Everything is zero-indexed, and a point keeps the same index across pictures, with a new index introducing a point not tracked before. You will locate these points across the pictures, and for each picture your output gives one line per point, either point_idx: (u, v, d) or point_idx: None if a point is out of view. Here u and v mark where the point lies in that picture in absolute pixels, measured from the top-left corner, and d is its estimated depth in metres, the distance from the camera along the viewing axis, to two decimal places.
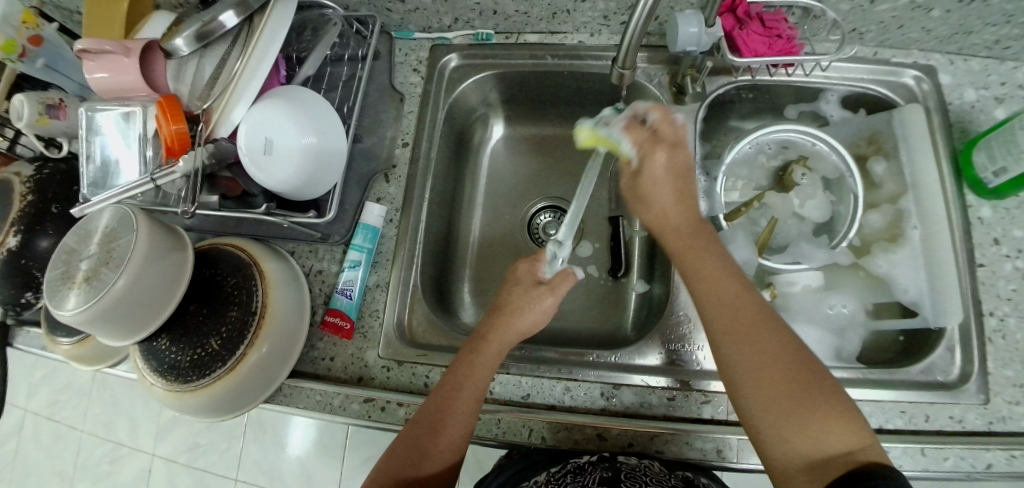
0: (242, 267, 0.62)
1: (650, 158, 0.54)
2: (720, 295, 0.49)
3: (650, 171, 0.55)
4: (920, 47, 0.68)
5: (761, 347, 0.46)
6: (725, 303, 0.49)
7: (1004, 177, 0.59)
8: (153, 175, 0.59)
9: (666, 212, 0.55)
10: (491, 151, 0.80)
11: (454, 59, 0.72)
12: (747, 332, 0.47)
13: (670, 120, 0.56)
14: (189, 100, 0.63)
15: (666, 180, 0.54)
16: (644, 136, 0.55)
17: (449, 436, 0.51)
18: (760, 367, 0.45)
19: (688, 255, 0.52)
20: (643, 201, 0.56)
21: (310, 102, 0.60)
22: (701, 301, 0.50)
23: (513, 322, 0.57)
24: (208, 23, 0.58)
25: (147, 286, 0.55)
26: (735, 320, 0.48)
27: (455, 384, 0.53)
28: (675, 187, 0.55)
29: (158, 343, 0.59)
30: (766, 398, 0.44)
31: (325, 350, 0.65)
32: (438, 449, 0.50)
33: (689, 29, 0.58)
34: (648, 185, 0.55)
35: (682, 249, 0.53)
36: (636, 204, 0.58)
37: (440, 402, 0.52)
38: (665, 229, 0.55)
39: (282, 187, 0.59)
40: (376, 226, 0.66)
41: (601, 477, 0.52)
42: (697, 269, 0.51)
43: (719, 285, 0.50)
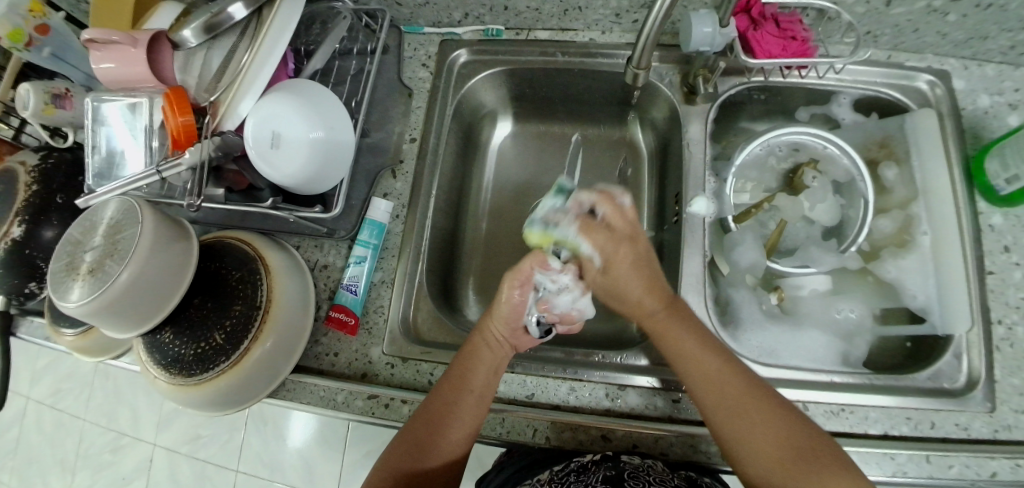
0: (247, 261, 0.62)
1: (617, 254, 0.52)
2: (702, 366, 0.51)
3: (618, 264, 0.52)
4: (935, 51, 0.68)
5: (748, 418, 0.48)
6: (710, 379, 0.50)
7: (1017, 185, 0.59)
8: (159, 167, 0.58)
9: (640, 301, 0.53)
10: (499, 148, 0.79)
11: (463, 55, 0.71)
12: (734, 406, 0.49)
13: (620, 209, 0.53)
14: (197, 92, 0.63)
15: (632, 272, 0.52)
16: (604, 238, 0.51)
17: (450, 431, 0.51)
18: (750, 436, 0.47)
19: (667, 336, 0.53)
20: (619, 298, 0.54)
21: (318, 96, 0.59)
22: (683, 375, 0.52)
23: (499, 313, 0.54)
24: (218, 14, 0.58)
25: (151, 279, 0.55)
26: (721, 395, 0.49)
27: (455, 378, 0.53)
28: (642, 278, 0.52)
29: (162, 336, 0.59)
30: (756, 429, 0.47)
31: (330, 345, 0.65)
32: (441, 446, 0.51)
33: (702, 29, 0.57)
34: (620, 278, 0.53)
35: (658, 328, 0.53)
36: (608, 298, 0.55)
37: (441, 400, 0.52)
38: (642, 314, 0.54)
39: (290, 181, 0.58)
40: (382, 222, 0.65)
41: (605, 475, 0.49)
42: (679, 351, 0.52)
43: (699, 359, 0.51)
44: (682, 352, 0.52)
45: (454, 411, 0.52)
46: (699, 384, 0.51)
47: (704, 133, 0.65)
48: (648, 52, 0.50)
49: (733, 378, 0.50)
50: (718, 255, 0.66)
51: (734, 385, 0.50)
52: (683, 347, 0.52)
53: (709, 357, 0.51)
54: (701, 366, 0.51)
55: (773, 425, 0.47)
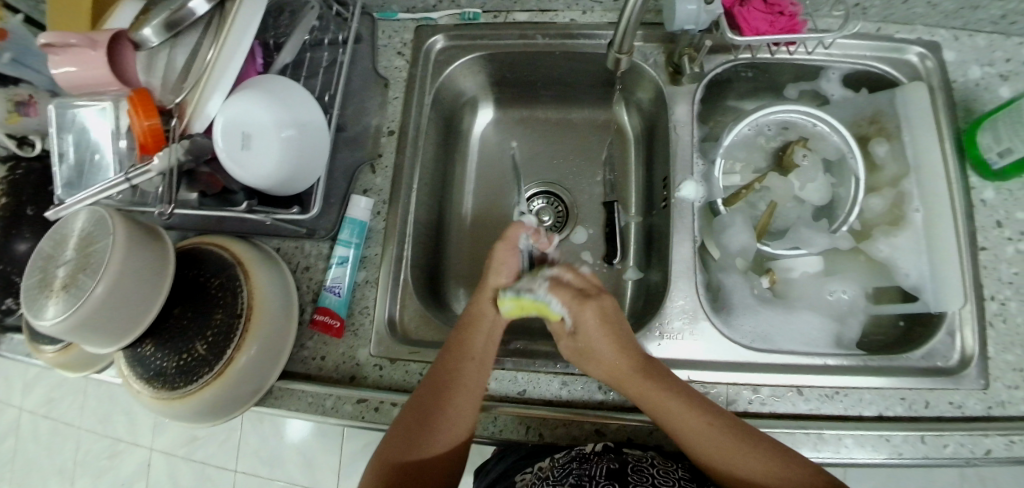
0: (226, 267, 0.60)
1: (583, 314, 0.54)
2: (687, 424, 0.50)
3: (586, 318, 0.54)
4: (925, 22, 0.66)
5: (735, 455, 0.48)
6: (700, 432, 0.49)
7: (1010, 158, 0.58)
8: (128, 174, 0.56)
9: (613, 361, 0.53)
10: (481, 136, 0.77)
11: (440, 41, 0.68)
12: (722, 448, 0.49)
13: (581, 276, 0.59)
14: (162, 93, 0.60)
15: (599, 333, 0.54)
16: (569, 296, 0.55)
17: (454, 402, 0.51)
18: (738, 468, 0.48)
19: (645, 394, 0.51)
20: (586, 360, 0.54)
21: (288, 91, 0.57)
22: (667, 426, 0.51)
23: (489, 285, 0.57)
24: (178, 10, 0.56)
25: (129, 291, 0.53)
26: (712, 439, 0.49)
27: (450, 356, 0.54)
28: (613, 340, 0.53)
29: (143, 349, 0.57)
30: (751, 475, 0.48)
31: (315, 348, 0.63)
32: (441, 425, 0.51)
33: (687, 6, 0.55)
34: (591, 332, 0.54)
35: (632, 384, 0.52)
36: (582, 364, 0.55)
37: (443, 370, 0.53)
38: (619, 377, 0.53)
39: (263, 183, 0.56)
40: (363, 220, 0.63)
41: (608, 468, 0.48)
42: (669, 416, 0.50)
43: (688, 420, 0.50)
44: (673, 416, 0.50)
45: (450, 391, 0.52)
46: (688, 436, 0.50)
47: (691, 114, 0.63)
48: (631, 36, 0.47)
49: (723, 432, 0.49)
50: (708, 239, 0.65)
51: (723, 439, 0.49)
52: (673, 412, 0.50)
53: (698, 420, 0.50)
54: (689, 424, 0.50)
55: (764, 470, 0.47)
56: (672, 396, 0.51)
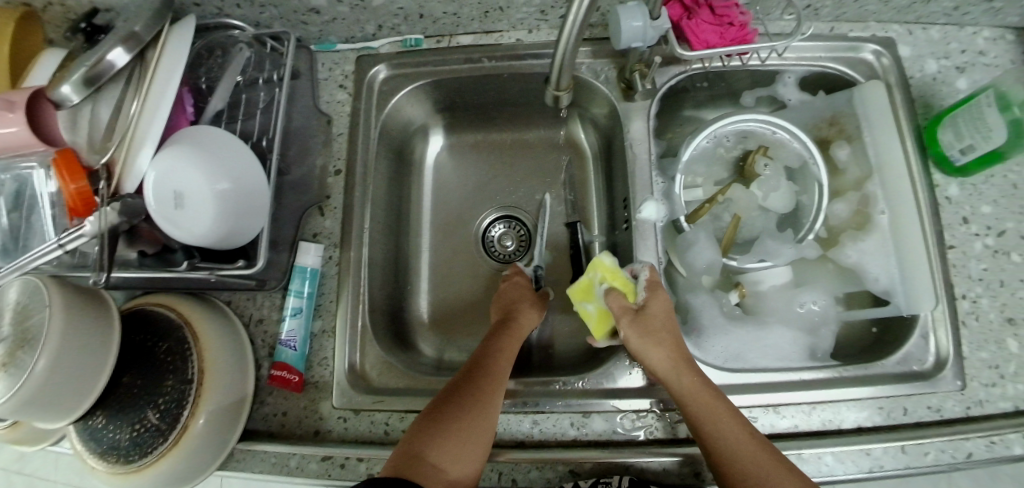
0: (173, 329, 0.56)
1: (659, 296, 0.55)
2: (719, 421, 0.48)
3: (658, 300, 0.55)
4: (878, 18, 0.64)
5: (759, 464, 0.46)
6: (731, 432, 0.48)
7: (973, 154, 0.57)
8: (60, 239, 0.52)
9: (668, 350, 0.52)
10: (435, 164, 0.74)
11: (383, 70, 0.65)
12: (750, 453, 0.47)
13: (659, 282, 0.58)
14: (89, 151, 0.55)
15: (663, 322, 0.54)
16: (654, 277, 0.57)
17: (487, 413, 0.50)
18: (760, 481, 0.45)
19: (689, 382, 0.50)
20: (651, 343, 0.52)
21: (221, 143, 0.54)
22: (699, 421, 0.48)
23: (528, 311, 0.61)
24: (96, 64, 0.51)
25: (76, 361, 0.49)
26: (740, 442, 0.47)
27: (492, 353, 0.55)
28: (670, 329, 0.54)
29: (94, 421, 0.53)
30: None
31: (275, 404, 0.60)
32: (477, 420, 0.49)
33: (633, 24, 0.52)
34: (655, 315, 0.54)
35: (676, 366, 0.51)
36: (638, 348, 0.53)
37: (486, 378, 0.52)
38: (668, 366, 0.51)
39: (201, 242, 0.53)
40: (315, 266, 0.60)
41: None
42: (706, 406, 0.49)
43: (724, 419, 0.48)
44: (711, 411, 0.49)
45: (494, 387, 0.52)
46: (718, 433, 0.48)
47: (647, 130, 0.61)
48: (568, 72, 0.42)
49: (751, 439, 0.48)
50: (673, 257, 0.63)
51: (755, 445, 0.47)
52: (712, 407, 0.49)
53: (732, 424, 0.48)
54: (723, 423, 0.48)
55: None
56: (713, 394, 0.50)
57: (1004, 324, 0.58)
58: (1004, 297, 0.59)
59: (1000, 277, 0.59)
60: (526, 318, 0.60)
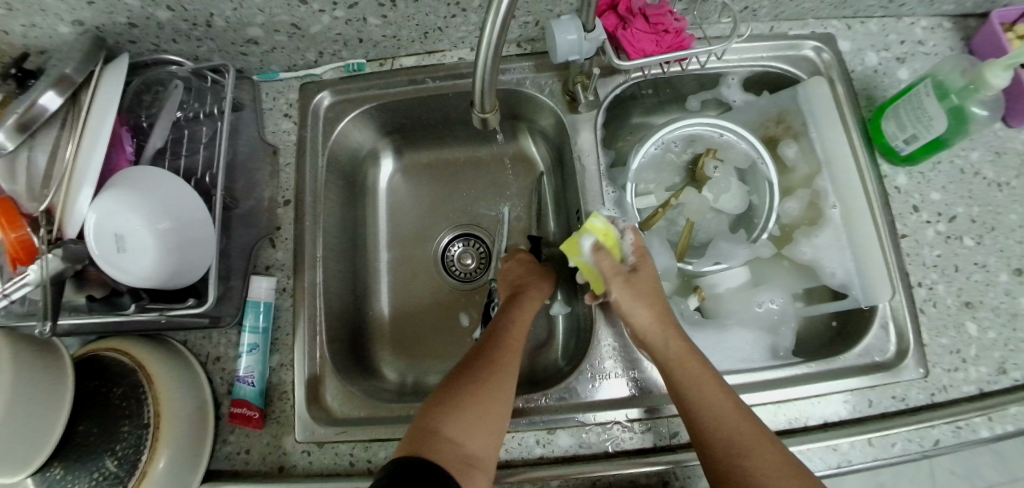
0: (126, 375, 0.55)
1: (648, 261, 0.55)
2: (701, 390, 0.48)
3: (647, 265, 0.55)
4: (815, 15, 0.65)
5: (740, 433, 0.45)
6: (715, 401, 0.47)
7: (917, 143, 0.57)
8: (4, 290, 0.50)
9: (655, 316, 0.52)
10: (389, 187, 0.74)
11: (327, 97, 0.65)
12: (733, 423, 0.46)
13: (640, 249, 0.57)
14: (29, 202, 0.54)
15: (654, 283, 0.54)
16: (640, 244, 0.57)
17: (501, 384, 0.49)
18: (739, 451, 0.44)
19: (673, 351, 0.50)
20: (640, 298, 0.53)
21: (159, 183, 0.53)
22: (683, 391, 0.48)
23: (536, 287, 0.61)
24: (29, 109, 0.49)
25: (32, 404, 0.48)
26: (724, 413, 0.46)
27: (500, 329, 0.54)
28: (656, 288, 0.54)
29: (50, 473, 0.50)
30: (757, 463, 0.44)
31: (238, 442, 0.59)
32: (493, 390, 0.48)
33: (568, 37, 0.53)
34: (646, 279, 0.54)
35: (661, 334, 0.51)
36: (627, 308, 0.53)
37: (499, 350, 0.52)
38: (651, 332, 0.52)
39: (146, 283, 0.52)
40: (267, 300, 0.59)
41: None
42: (687, 372, 0.49)
43: (707, 388, 0.48)
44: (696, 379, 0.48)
45: (505, 358, 0.51)
46: (701, 403, 0.47)
47: (595, 141, 0.62)
48: (492, 93, 0.41)
49: (734, 408, 0.47)
50: None
51: (738, 414, 0.46)
52: (696, 375, 0.48)
53: (716, 393, 0.47)
54: (706, 392, 0.47)
55: (771, 459, 0.44)
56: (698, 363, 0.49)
57: (961, 308, 0.58)
58: (959, 282, 0.59)
59: (953, 262, 0.60)
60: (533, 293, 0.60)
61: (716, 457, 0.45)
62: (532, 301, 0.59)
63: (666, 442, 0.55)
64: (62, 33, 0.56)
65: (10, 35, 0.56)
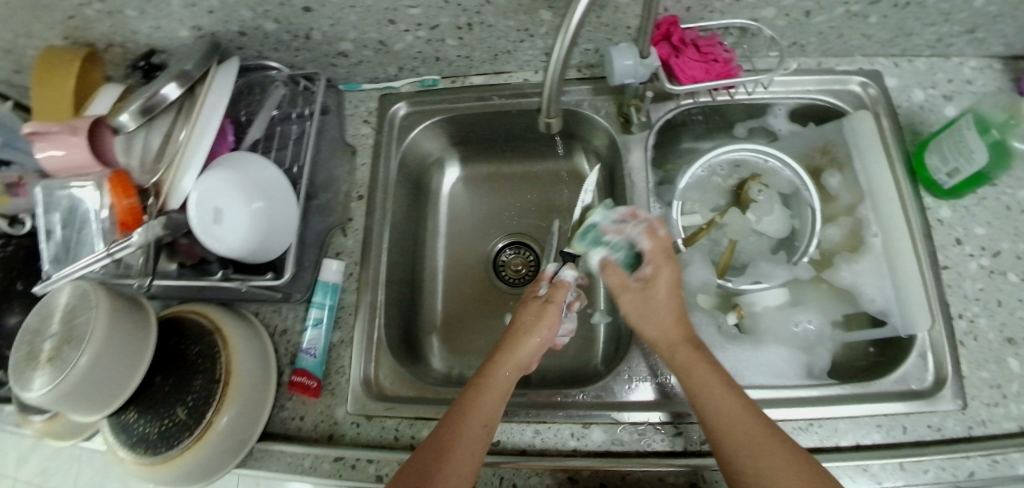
0: (205, 335, 0.62)
1: (663, 272, 0.54)
2: (714, 400, 0.49)
3: (660, 282, 0.54)
4: (863, 53, 0.68)
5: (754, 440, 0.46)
6: (728, 409, 0.48)
7: (959, 177, 0.59)
8: (110, 250, 0.58)
9: (668, 329, 0.52)
10: (450, 194, 0.79)
11: (403, 108, 0.72)
12: (746, 431, 0.47)
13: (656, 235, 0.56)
14: (141, 174, 0.63)
15: (670, 294, 0.54)
16: (657, 249, 0.55)
17: (461, 452, 0.48)
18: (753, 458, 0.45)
19: (685, 361, 0.51)
20: (648, 311, 0.53)
21: (257, 167, 0.60)
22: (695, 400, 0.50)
23: (521, 343, 0.55)
24: (152, 97, 0.58)
25: (114, 358, 0.56)
26: (737, 420, 0.47)
27: (459, 409, 0.51)
28: (673, 300, 0.54)
29: (126, 416, 0.59)
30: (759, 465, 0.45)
31: (295, 409, 0.64)
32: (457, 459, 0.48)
33: (625, 62, 0.57)
34: (659, 295, 0.53)
35: (674, 346, 0.52)
36: (637, 322, 0.54)
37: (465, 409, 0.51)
38: (664, 343, 0.52)
39: (234, 253, 0.58)
40: (335, 282, 0.65)
41: None
42: (693, 376, 0.50)
43: (719, 395, 0.49)
44: (709, 390, 0.49)
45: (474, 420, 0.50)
46: (713, 412, 0.48)
47: (645, 160, 0.66)
48: (556, 100, 0.46)
49: (748, 415, 0.48)
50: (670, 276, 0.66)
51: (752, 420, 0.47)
52: (706, 385, 0.49)
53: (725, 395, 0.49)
54: (719, 402, 0.48)
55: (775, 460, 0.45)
56: (711, 370, 0.50)
57: (1003, 344, 0.59)
58: (1002, 317, 0.59)
59: (997, 297, 0.60)
60: (515, 353, 0.54)
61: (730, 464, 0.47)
62: (510, 362, 0.54)
63: (697, 448, 0.56)
64: (182, 36, 0.65)
65: (138, 35, 0.66)
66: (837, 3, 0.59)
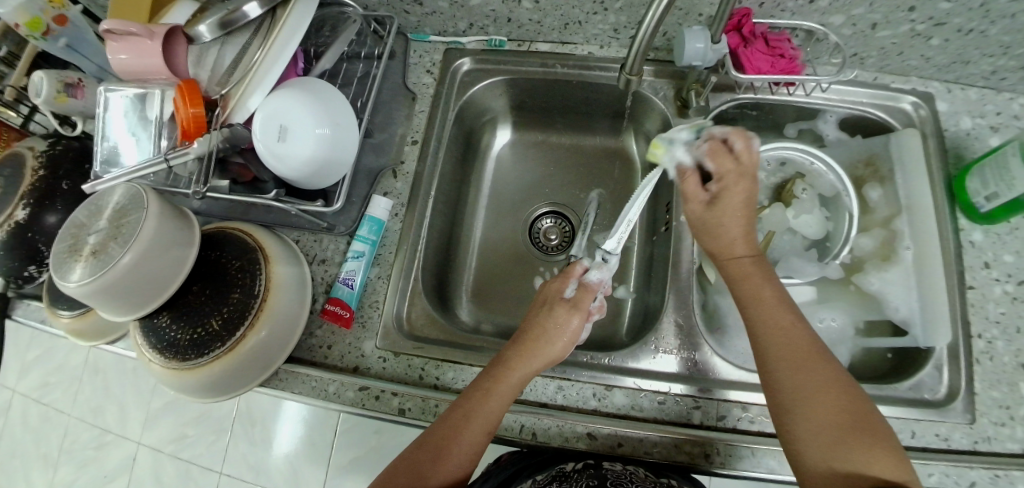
0: (247, 251, 0.62)
1: (731, 190, 0.55)
2: (774, 330, 0.50)
3: (729, 196, 0.55)
4: (919, 74, 0.70)
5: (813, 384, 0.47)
6: (800, 359, 0.48)
7: (997, 202, 0.60)
8: (167, 155, 0.59)
9: (732, 243, 0.55)
10: (498, 155, 0.82)
11: (466, 63, 0.74)
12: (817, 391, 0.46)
13: (751, 148, 0.55)
14: (208, 85, 0.63)
15: (739, 208, 0.55)
16: (730, 167, 0.55)
17: (475, 426, 0.51)
18: (812, 398, 0.46)
19: (747, 283, 0.53)
20: (708, 231, 0.57)
21: (326, 93, 0.62)
22: (755, 328, 0.51)
23: (536, 350, 0.55)
24: (233, 11, 0.58)
25: (154, 263, 0.55)
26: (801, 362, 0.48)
27: (467, 406, 0.52)
28: (744, 222, 0.55)
29: (160, 321, 0.59)
30: (800, 386, 0.47)
31: (323, 337, 0.65)
32: (474, 420, 0.51)
33: (696, 44, 0.59)
34: (723, 212, 0.55)
35: (741, 274, 0.54)
36: (700, 229, 0.57)
37: (486, 385, 0.53)
38: (725, 257, 0.56)
39: (294, 174, 0.61)
40: (381, 219, 0.68)
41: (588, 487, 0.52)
42: (750, 290, 0.53)
43: (775, 318, 0.51)
44: (772, 322, 0.51)
45: (495, 388, 0.53)
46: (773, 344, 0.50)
47: None
48: (639, 59, 0.52)
49: (822, 362, 0.48)
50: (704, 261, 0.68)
51: (811, 353, 0.48)
52: (771, 318, 0.51)
53: (782, 313, 0.51)
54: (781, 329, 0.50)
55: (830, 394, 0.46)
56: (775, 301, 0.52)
57: (1017, 368, 0.59)
58: (1020, 343, 0.60)
59: (1018, 323, 0.61)
60: (530, 361, 0.54)
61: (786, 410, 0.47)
62: (525, 367, 0.54)
63: (714, 423, 0.57)
64: None
65: None
66: (904, 20, 0.61)
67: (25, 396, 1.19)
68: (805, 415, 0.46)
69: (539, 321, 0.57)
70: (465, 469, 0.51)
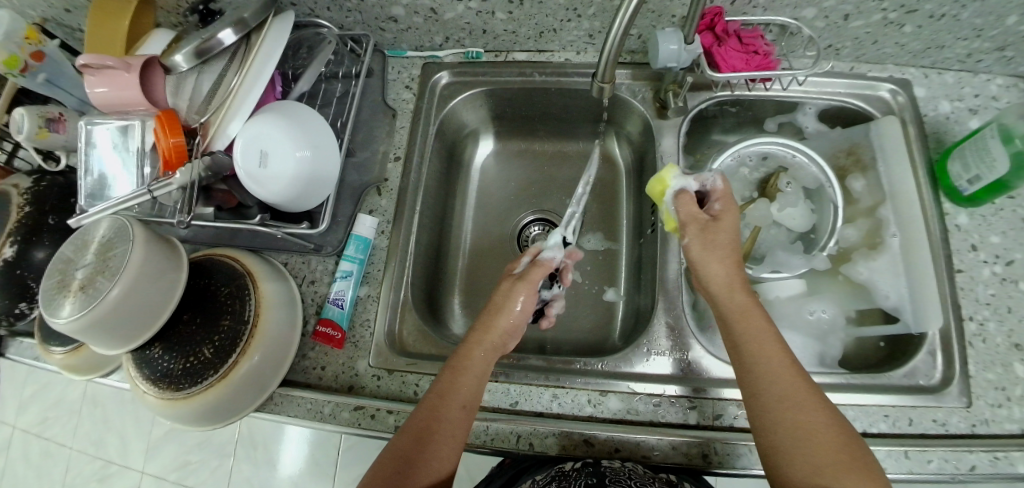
0: (235, 277, 0.62)
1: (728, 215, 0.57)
2: (770, 371, 0.49)
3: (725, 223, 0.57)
4: (895, 61, 0.71)
5: (802, 421, 0.46)
6: (786, 397, 0.47)
7: (979, 184, 0.60)
8: (151, 187, 0.58)
9: (724, 273, 0.55)
10: (482, 165, 0.83)
11: (445, 77, 0.75)
12: (806, 428, 0.46)
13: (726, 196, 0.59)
14: (187, 113, 0.63)
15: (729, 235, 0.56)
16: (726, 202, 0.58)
17: (454, 406, 0.51)
18: (804, 438, 0.46)
19: (748, 322, 0.52)
20: (716, 248, 0.56)
21: (305, 117, 0.62)
22: (752, 369, 0.50)
23: (495, 325, 0.57)
24: (208, 39, 0.57)
25: (142, 297, 0.55)
26: (792, 394, 0.48)
27: (439, 394, 0.52)
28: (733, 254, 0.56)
29: (151, 352, 0.58)
30: (788, 424, 0.47)
31: (317, 358, 0.65)
32: (450, 404, 0.51)
33: (669, 46, 0.59)
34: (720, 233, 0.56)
35: (741, 311, 0.52)
36: (700, 259, 0.56)
37: (460, 360, 0.54)
38: (721, 289, 0.54)
39: (276, 198, 0.61)
40: (368, 237, 0.68)
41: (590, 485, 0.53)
42: (747, 330, 0.51)
43: (766, 348, 0.50)
44: (762, 359, 0.50)
45: (473, 376, 0.53)
46: (767, 386, 0.48)
47: (677, 145, 0.68)
48: (611, 65, 0.52)
49: (813, 402, 0.47)
50: None
51: (801, 390, 0.48)
52: (765, 356, 0.50)
53: (774, 350, 0.50)
54: (775, 370, 0.49)
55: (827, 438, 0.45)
56: (768, 333, 0.51)
57: (1010, 349, 0.59)
58: (1011, 323, 0.60)
59: (1008, 304, 0.61)
60: (488, 338, 0.56)
61: (775, 450, 0.47)
62: (486, 344, 0.56)
63: (710, 422, 0.57)
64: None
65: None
66: (876, 9, 0.62)
67: (25, 432, 1.19)
68: (796, 453, 0.45)
69: (496, 296, 0.60)
70: (449, 464, 0.50)
